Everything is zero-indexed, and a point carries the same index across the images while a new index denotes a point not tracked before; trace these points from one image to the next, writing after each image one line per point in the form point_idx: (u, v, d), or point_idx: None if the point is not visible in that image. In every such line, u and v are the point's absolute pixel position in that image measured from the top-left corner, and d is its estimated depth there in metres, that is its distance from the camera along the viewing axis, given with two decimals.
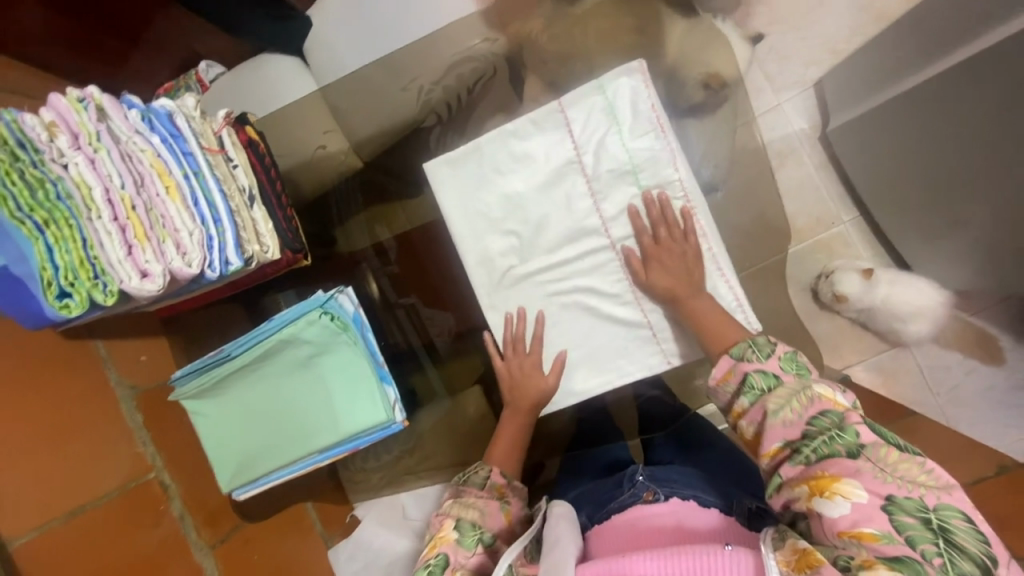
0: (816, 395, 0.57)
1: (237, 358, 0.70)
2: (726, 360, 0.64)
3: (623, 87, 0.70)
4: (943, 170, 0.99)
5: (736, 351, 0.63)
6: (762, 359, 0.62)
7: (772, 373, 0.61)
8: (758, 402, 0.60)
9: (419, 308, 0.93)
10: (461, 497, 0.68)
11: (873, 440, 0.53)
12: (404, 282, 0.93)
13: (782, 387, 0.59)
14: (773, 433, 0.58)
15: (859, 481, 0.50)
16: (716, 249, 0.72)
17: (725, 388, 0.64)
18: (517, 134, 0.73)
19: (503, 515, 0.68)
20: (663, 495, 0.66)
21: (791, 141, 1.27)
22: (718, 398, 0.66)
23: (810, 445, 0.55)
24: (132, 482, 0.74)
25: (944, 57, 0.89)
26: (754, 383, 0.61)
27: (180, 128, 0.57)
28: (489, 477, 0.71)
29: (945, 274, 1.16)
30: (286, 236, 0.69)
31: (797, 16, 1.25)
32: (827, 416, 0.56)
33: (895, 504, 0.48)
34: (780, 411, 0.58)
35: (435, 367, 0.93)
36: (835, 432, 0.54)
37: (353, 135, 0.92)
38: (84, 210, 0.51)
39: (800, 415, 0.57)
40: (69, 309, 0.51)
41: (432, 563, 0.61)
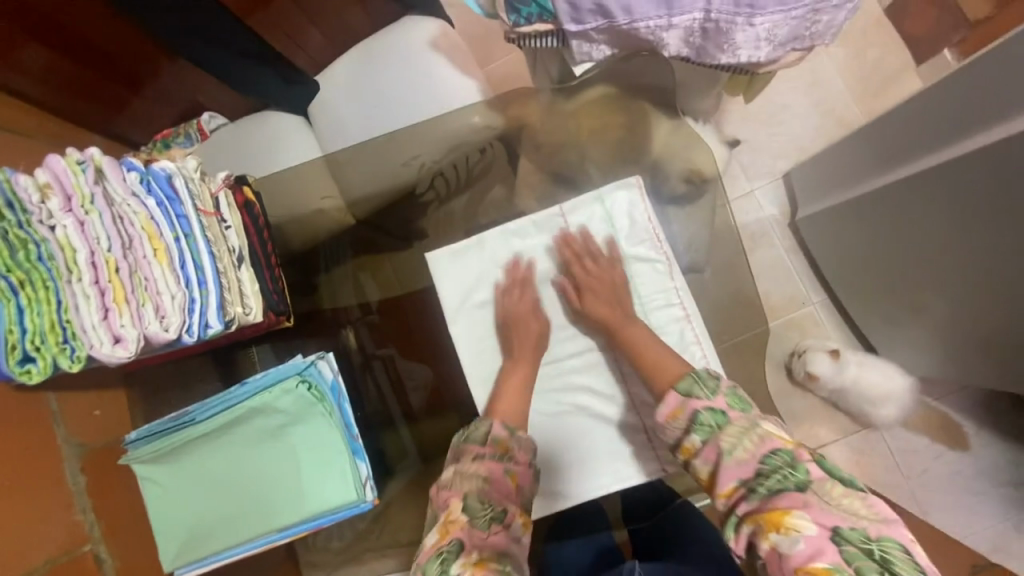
0: (765, 433, 0.58)
1: (199, 424, 0.67)
2: (674, 396, 0.65)
3: (622, 199, 0.80)
4: (910, 264, 1.05)
5: (683, 387, 0.64)
6: (711, 396, 0.63)
7: (720, 411, 0.62)
8: (711, 440, 0.60)
9: (397, 359, 0.94)
10: (462, 465, 0.66)
11: (823, 476, 0.53)
12: (384, 334, 0.94)
13: (731, 424, 0.60)
14: (727, 474, 0.58)
15: (808, 514, 0.50)
16: (705, 343, 0.77)
17: (674, 424, 0.64)
18: (520, 234, 0.81)
19: (508, 479, 0.65)
20: None
21: (764, 225, 1.35)
22: (666, 434, 0.65)
23: (764, 483, 0.55)
24: (64, 555, 0.66)
25: (902, 164, 0.99)
26: (704, 420, 0.62)
27: (177, 189, 0.56)
28: (491, 431, 0.68)
29: (909, 359, 1.21)
30: (271, 297, 0.68)
31: (766, 115, 1.38)
32: (777, 454, 0.56)
33: (842, 535, 0.48)
34: (734, 450, 0.58)
35: (408, 426, 0.92)
36: (786, 470, 0.54)
37: (351, 196, 0.94)
38: (64, 272, 0.49)
39: (753, 454, 0.57)
40: (30, 374, 0.48)
41: (447, 549, 0.56)
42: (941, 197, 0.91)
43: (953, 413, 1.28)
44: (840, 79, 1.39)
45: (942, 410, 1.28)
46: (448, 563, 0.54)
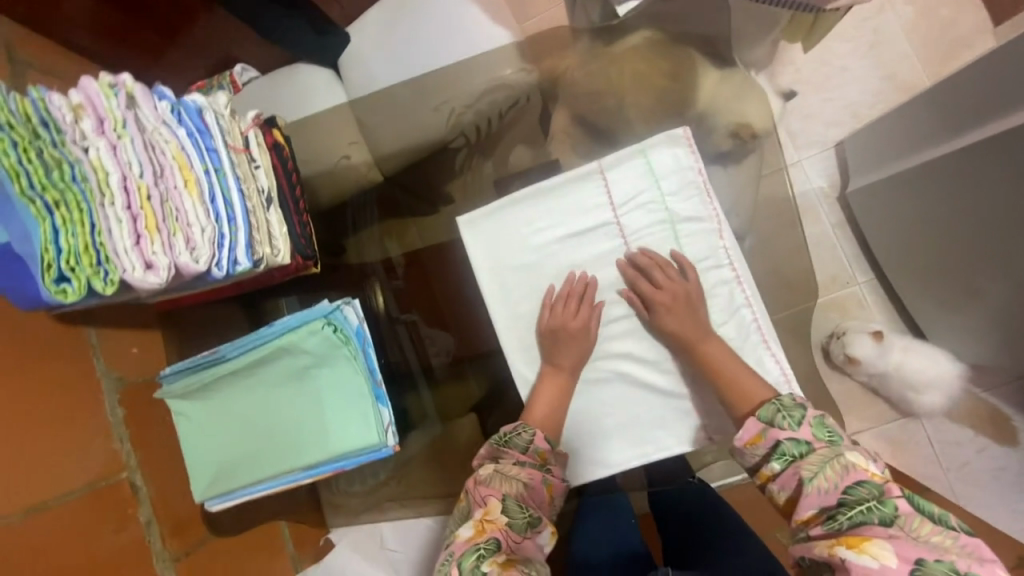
0: (851, 464, 0.56)
1: (230, 362, 0.68)
2: (754, 423, 0.63)
3: (666, 154, 0.73)
4: (968, 243, 0.97)
5: (765, 414, 0.63)
6: (794, 427, 0.61)
7: (804, 441, 0.60)
8: (791, 468, 0.59)
9: (420, 325, 0.92)
10: (502, 466, 0.65)
11: (911, 512, 0.51)
12: (409, 298, 0.92)
13: (814, 454, 0.58)
14: (807, 501, 0.56)
15: (890, 544, 0.49)
16: (760, 318, 0.73)
17: (753, 451, 0.63)
18: (555, 192, 0.75)
19: (545, 488, 0.65)
20: None
21: (810, 198, 1.27)
22: (743, 460, 0.64)
23: (846, 513, 0.53)
24: (103, 480, 0.69)
25: (956, 137, 0.92)
26: (785, 450, 0.60)
27: (208, 123, 0.57)
28: (534, 441, 0.68)
29: (962, 346, 1.13)
30: (298, 241, 0.68)
31: (821, 79, 1.28)
32: (863, 486, 0.54)
33: (926, 569, 0.46)
34: (815, 479, 0.56)
35: (429, 390, 0.91)
36: (873, 504, 0.52)
37: (379, 149, 0.93)
38: (97, 194, 0.49)
39: (836, 484, 0.55)
40: (66, 294, 0.48)
41: (483, 545, 0.56)
42: (1000, 170, 0.84)
43: (1006, 407, 1.20)
44: (908, 39, 1.26)
45: (993, 404, 1.20)
46: (483, 558, 0.54)
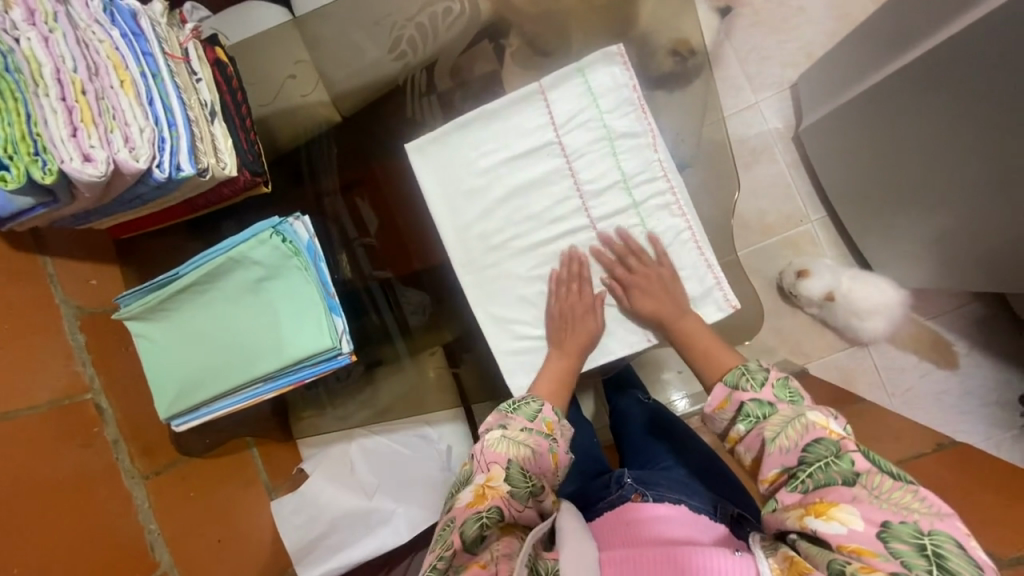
0: (810, 422, 0.57)
1: (183, 278, 0.70)
2: (722, 388, 0.66)
3: (603, 73, 0.75)
4: (906, 168, 1.02)
5: (731, 379, 0.66)
6: (756, 388, 0.64)
7: (767, 401, 0.62)
8: (755, 429, 0.61)
9: (395, 284, 0.89)
10: (511, 433, 0.67)
11: (869, 467, 0.53)
12: (385, 259, 0.89)
13: (778, 413, 0.60)
14: (770, 460, 0.58)
15: (856, 509, 0.50)
16: (694, 226, 0.77)
17: (722, 415, 0.66)
18: (499, 114, 0.76)
19: (550, 457, 0.68)
20: (651, 497, 0.71)
21: (766, 138, 1.30)
22: (714, 423, 0.67)
23: (808, 471, 0.55)
24: (66, 399, 0.71)
25: (896, 57, 0.95)
26: (750, 411, 0.62)
27: (143, 28, 0.58)
28: (540, 412, 0.70)
29: (904, 273, 1.20)
30: (246, 156, 0.69)
31: (777, 19, 1.30)
32: (821, 444, 0.55)
33: (891, 531, 0.48)
34: (777, 438, 0.59)
35: (404, 342, 0.91)
36: (831, 460, 0.54)
37: (333, 87, 0.90)
38: (30, 83, 0.50)
39: (796, 442, 0.57)
40: (5, 181, 0.49)
41: (487, 514, 0.61)
42: (936, 87, 0.88)
43: (947, 333, 1.28)
44: None
45: (934, 329, 1.28)
46: (486, 524, 0.60)
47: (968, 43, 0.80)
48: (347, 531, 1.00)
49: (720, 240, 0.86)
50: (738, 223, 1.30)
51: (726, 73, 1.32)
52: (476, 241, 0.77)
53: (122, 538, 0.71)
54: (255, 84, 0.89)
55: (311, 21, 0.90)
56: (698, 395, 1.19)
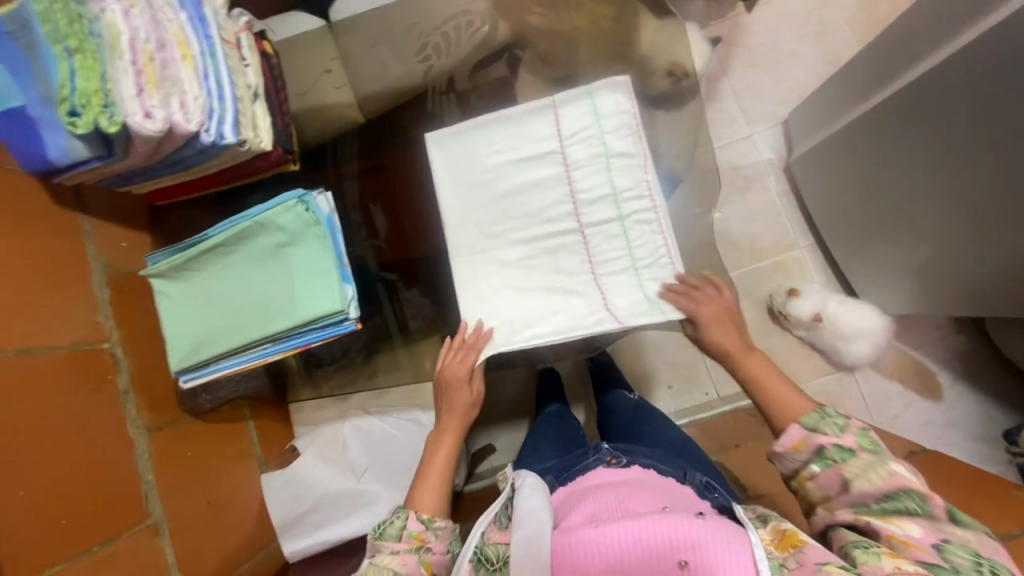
0: (894, 471, 0.60)
1: (211, 241, 0.76)
2: (798, 429, 0.66)
3: (608, 98, 0.81)
4: (887, 198, 1.09)
5: (809, 422, 0.66)
6: (838, 433, 0.64)
7: (847, 447, 0.63)
8: (831, 470, 0.63)
9: (400, 287, 0.95)
10: (378, 559, 0.70)
11: (946, 515, 0.57)
12: (389, 260, 0.94)
13: (858, 458, 0.62)
14: (846, 499, 0.61)
15: (914, 523, 0.57)
16: (670, 242, 0.81)
17: (794, 456, 0.66)
18: (512, 121, 0.82)
19: (422, 567, 0.70)
20: (624, 461, 0.76)
21: (759, 169, 1.39)
22: (784, 463, 0.67)
23: (881, 504, 0.59)
24: (86, 344, 0.76)
25: (876, 93, 1.05)
26: (829, 454, 0.63)
27: (206, 15, 0.67)
28: (406, 526, 0.72)
29: (888, 301, 1.25)
30: (280, 135, 0.77)
31: (771, 62, 1.41)
32: (905, 490, 0.59)
33: (948, 548, 0.54)
34: (856, 479, 0.61)
35: (402, 342, 0.96)
36: (911, 503, 0.58)
37: (361, 90, 0.99)
38: (109, 47, 0.58)
39: (877, 486, 0.60)
40: (75, 126, 0.57)
41: None
42: (914, 118, 0.96)
43: (931, 364, 1.31)
44: (847, 29, 1.41)
45: (918, 359, 1.32)
46: None
47: (939, 78, 0.89)
48: (332, 509, 1.02)
49: (707, 248, 0.92)
50: (730, 243, 1.37)
51: (723, 107, 1.42)
52: (474, 230, 0.84)
53: (121, 483, 0.74)
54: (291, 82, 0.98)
55: (345, 30, 1.01)
56: (685, 410, 1.24)
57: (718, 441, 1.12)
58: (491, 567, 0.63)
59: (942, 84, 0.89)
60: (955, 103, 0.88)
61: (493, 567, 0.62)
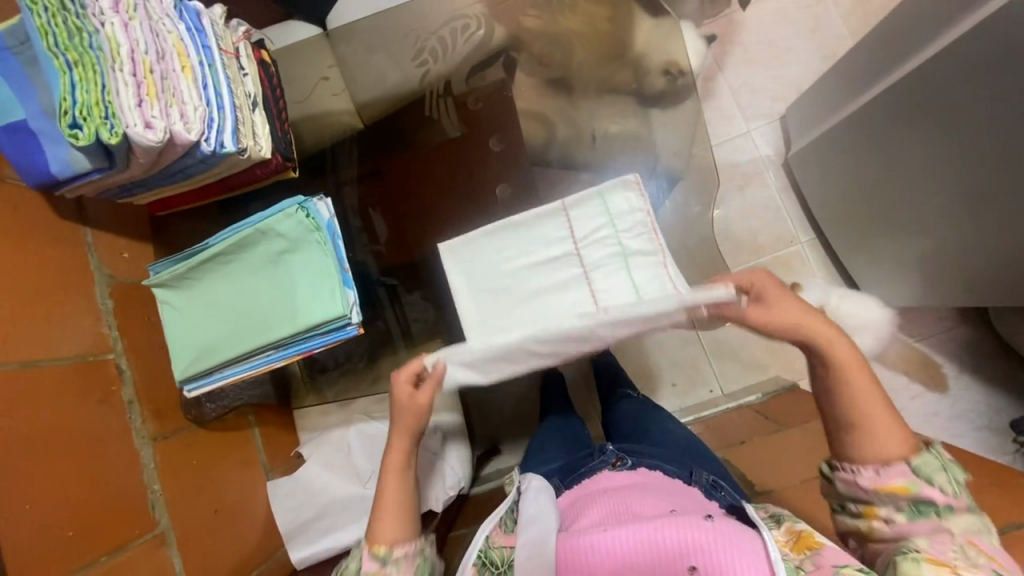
0: (988, 535, 0.57)
1: (212, 249, 0.76)
2: (902, 467, 0.60)
3: (620, 198, 0.75)
4: (886, 191, 1.09)
5: (923, 467, 0.59)
6: (950, 493, 0.58)
7: (950, 504, 0.58)
8: (922, 517, 0.58)
9: (400, 291, 0.94)
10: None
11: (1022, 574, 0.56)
12: (390, 262, 0.94)
13: (956, 516, 0.57)
14: (919, 534, 0.58)
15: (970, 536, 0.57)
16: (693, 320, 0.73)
17: (882, 493, 0.60)
18: (522, 224, 0.75)
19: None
20: (628, 463, 0.77)
21: (757, 164, 1.39)
22: (856, 489, 0.61)
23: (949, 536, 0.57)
24: (92, 356, 0.76)
25: (873, 87, 1.05)
26: (927, 508, 0.58)
27: (204, 25, 0.68)
28: (362, 565, 0.69)
29: (890, 294, 1.24)
30: (279, 143, 0.77)
31: (767, 57, 1.42)
32: (987, 545, 0.56)
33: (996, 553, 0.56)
34: (943, 525, 0.57)
35: (405, 346, 0.96)
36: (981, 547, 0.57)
37: (359, 96, 1.00)
38: (109, 60, 0.58)
39: (965, 537, 0.56)
40: (77, 139, 0.57)
41: None
42: (909, 110, 0.97)
43: (935, 356, 1.31)
44: (843, 23, 1.41)
45: (922, 351, 1.31)
46: None
47: (932, 72, 0.90)
48: (338, 515, 1.01)
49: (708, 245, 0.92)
50: (731, 240, 1.36)
51: (720, 104, 1.42)
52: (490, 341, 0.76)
53: (127, 493, 0.75)
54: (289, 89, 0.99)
55: (341, 36, 1.01)
56: (689, 409, 1.24)
57: (723, 438, 1.12)
58: (496, 570, 0.63)
59: (936, 76, 0.89)
60: (951, 94, 0.88)
61: (497, 570, 0.63)
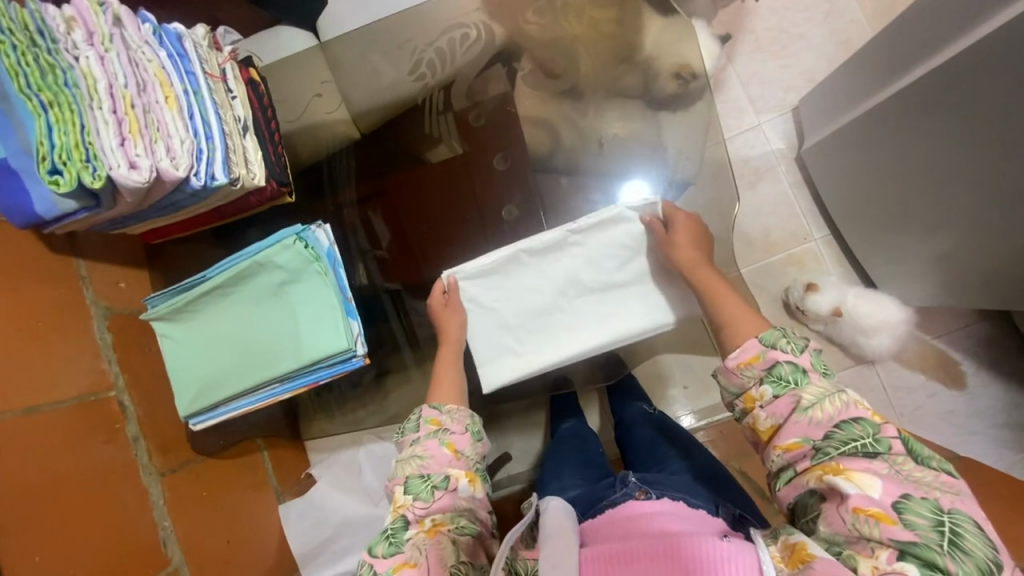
0: (851, 401, 0.57)
1: (210, 281, 0.73)
2: (756, 344, 0.63)
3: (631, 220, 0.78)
4: (906, 188, 1.05)
5: (768, 338, 0.63)
6: (796, 353, 0.61)
7: (802, 368, 0.60)
8: (786, 394, 0.60)
9: (405, 296, 0.90)
10: (402, 455, 0.69)
11: (948, 502, 0.49)
12: (392, 268, 0.90)
13: (812, 384, 0.59)
14: (793, 429, 0.58)
15: (877, 478, 0.51)
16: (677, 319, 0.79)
17: (748, 371, 0.63)
18: (535, 247, 0.78)
19: (446, 448, 0.68)
20: (654, 495, 0.72)
21: (769, 159, 1.34)
22: (732, 378, 0.64)
23: (835, 446, 0.55)
24: (92, 395, 0.74)
25: (892, 82, 1.00)
26: (783, 373, 0.60)
27: (186, 50, 0.64)
28: (422, 416, 0.71)
29: (908, 292, 1.21)
30: (273, 168, 0.74)
31: (779, 46, 1.35)
32: (859, 424, 0.55)
33: (909, 504, 0.49)
34: (811, 409, 0.58)
35: (411, 352, 0.92)
36: (867, 441, 0.54)
37: (354, 107, 0.95)
38: (86, 98, 0.56)
39: (830, 417, 0.57)
40: (58, 184, 0.54)
41: (390, 527, 0.61)
42: (931, 106, 0.92)
43: (953, 352, 1.28)
44: (857, 7, 1.35)
45: (940, 348, 1.28)
46: (396, 535, 0.61)
47: (958, 67, 0.85)
48: (351, 536, 1.01)
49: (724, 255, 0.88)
50: (742, 239, 1.32)
51: (729, 96, 1.36)
52: (504, 354, 0.80)
53: (138, 532, 0.74)
54: (282, 103, 0.94)
55: (334, 44, 0.97)
56: (702, 412, 1.20)
57: None
58: None
59: (962, 72, 0.85)
60: (977, 90, 0.83)
61: None
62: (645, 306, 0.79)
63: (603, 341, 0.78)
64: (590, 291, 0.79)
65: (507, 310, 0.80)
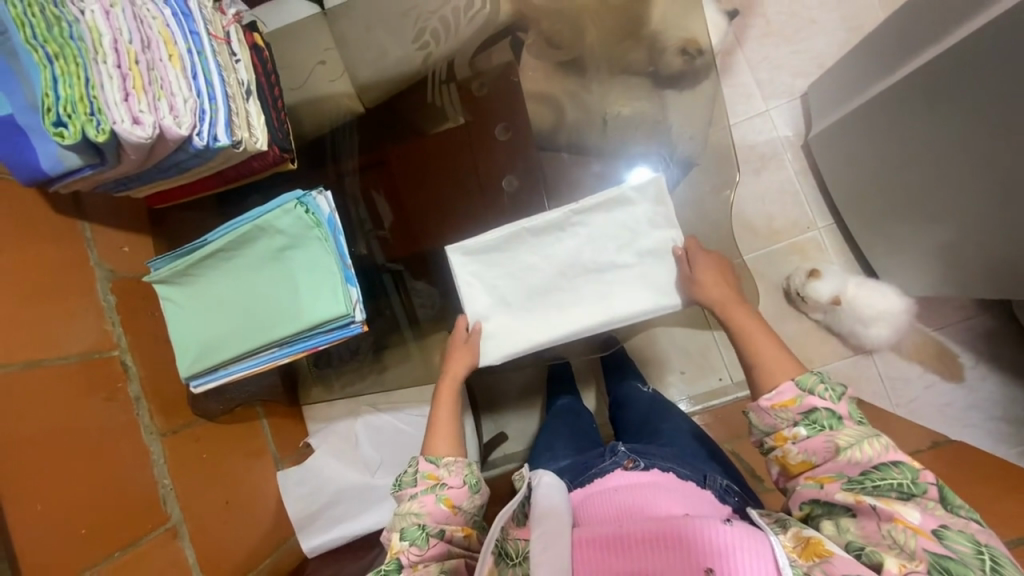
0: (890, 445, 0.59)
1: (211, 245, 0.74)
2: (791, 388, 0.65)
3: (639, 199, 0.77)
4: (909, 177, 1.04)
5: (805, 382, 0.65)
6: (834, 400, 0.63)
7: (837, 415, 0.62)
8: (821, 436, 0.61)
9: (406, 276, 0.90)
10: (400, 507, 0.69)
11: (986, 539, 0.53)
12: (396, 247, 0.90)
13: (846, 428, 0.61)
14: (828, 464, 0.61)
15: (914, 508, 0.55)
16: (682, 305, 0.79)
17: (781, 413, 0.64)
18: (537, 228, 0.78)
19: (442, 505, 0.68)
20: (642, 465, 0.74)
21: (775, 146, 1.33)
22: (764, 418, 0.66)
23: (873, 480, 0.58)
24: (94, 353, 0.76)
25: (898, 68, 1.00)
26: (818, 418, 0.62)
27: (190, 8, 0.63)
28: (419, 470, 0.72)
29: (909, 282, 1.20)
30: (275, 133, 0.74)
31: (790, 30, 1.33)
32: (898, 467, 0.58)
33: (947, 533, 0.53)
34: (848, 449, 0.59)
35: (412, 332, 0.93)
36: (904, 482, 0.57)
37: (359, 80, 0.95)
38: (91, 51, 0.56)
39: (870, 457, 0.59)
40: (62, 137, 0.56)
41: (384, 568, 0.62)
42: (935, 93, 0.92)
43: (952, 344, 1.28)
44: None
45: (939, 341, 1.28)
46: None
47: (961, 54, 0.85)
48: (347, 504, 1.03)
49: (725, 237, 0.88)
50: (745, 226, 1.32)
51: (738, 82, 1.35)
52: (503, 330, 0.80)
53: (140, 488, 0.76)
54: (286, 73, 0.95)
55: (340, 17, 0.97)
56: (698, 397, 1.20)
57: (732, 429, 1.10)
58: (512, 561, 0.61)
59: (965, 58, 0.85)
60: (980, 77, 0.83)
61: (512, 562, 0.60)
62: (646, 287, 0.78)
63: (599, 323, 0.78)
64: (590, 271, 0.79)
65: (508, 287, 0.80)
